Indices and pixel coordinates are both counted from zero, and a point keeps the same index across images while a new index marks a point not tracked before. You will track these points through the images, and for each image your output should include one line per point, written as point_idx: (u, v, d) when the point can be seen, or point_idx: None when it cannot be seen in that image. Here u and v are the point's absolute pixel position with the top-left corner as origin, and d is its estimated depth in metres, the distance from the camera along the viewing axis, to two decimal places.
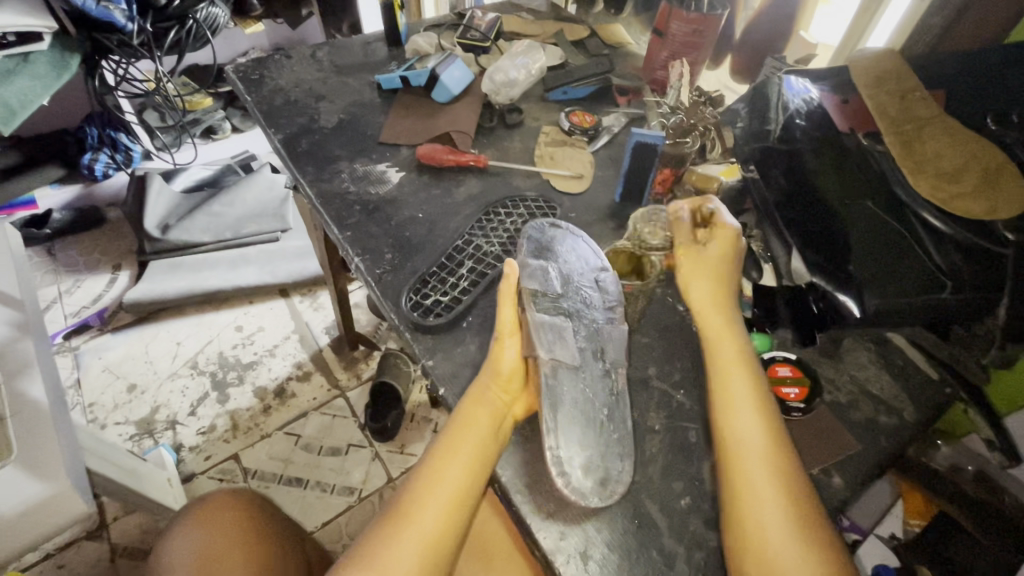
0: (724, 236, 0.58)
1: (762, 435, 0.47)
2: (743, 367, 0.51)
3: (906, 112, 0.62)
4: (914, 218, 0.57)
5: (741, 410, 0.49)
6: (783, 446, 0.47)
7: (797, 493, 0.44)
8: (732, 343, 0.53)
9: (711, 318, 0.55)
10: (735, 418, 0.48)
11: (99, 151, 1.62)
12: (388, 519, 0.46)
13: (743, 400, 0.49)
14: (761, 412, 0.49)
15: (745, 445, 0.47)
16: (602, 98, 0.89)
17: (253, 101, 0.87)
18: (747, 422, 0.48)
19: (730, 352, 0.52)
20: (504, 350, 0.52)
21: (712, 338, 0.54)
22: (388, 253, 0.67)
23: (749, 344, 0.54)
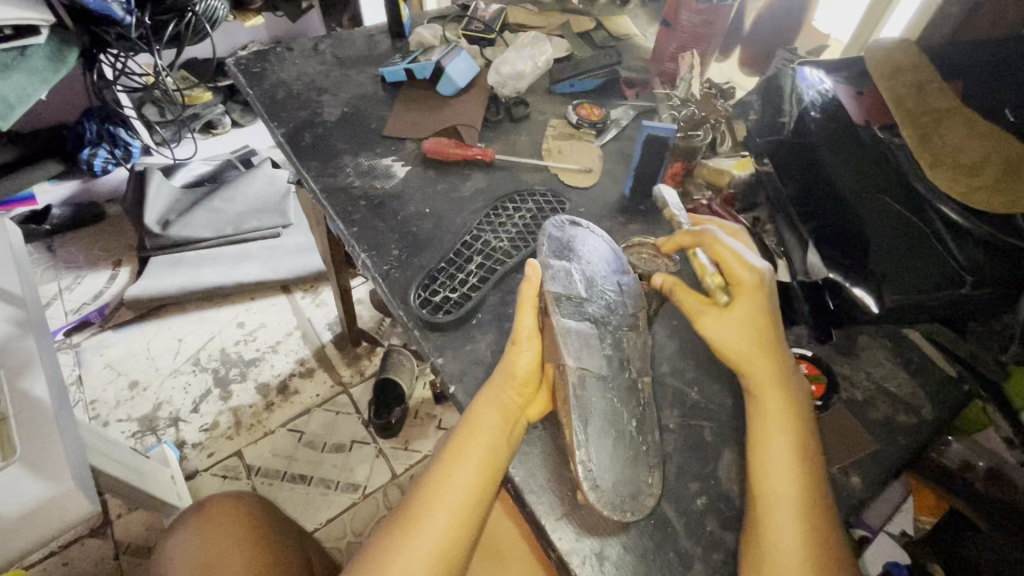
0: (749, 289, 0.49)
1: (793, 475, 0.45)
2: (789, 420, 0.47)
3: (925, 103, 0.60)
4: (931, 211, 0.56)
5: (782, 468, 0.45)
6: (822, 504, 0.45)
7: (823, 536, 0.43)
8: (779, 394, 0.48)
9: (755, 365, 0.49)
10: (776, 472, 0.45)
11: (98, 146, 1.60)
12: (398, 525, 0.45)
13: (785, 455, 0.46)
14: (795, 452, 0.46)
15: (784, 505, 0.44)
16: (610, 91, 0.88)
17: (255, 94, 0.85)
18: (781, 465, 0.45)
19: (774, 405, 0.48)
20: (521, 354, 0.50)
21: (759, 386, 0.49)
22: (394, 249, 0.66)
23: (791, 382, 0.49)
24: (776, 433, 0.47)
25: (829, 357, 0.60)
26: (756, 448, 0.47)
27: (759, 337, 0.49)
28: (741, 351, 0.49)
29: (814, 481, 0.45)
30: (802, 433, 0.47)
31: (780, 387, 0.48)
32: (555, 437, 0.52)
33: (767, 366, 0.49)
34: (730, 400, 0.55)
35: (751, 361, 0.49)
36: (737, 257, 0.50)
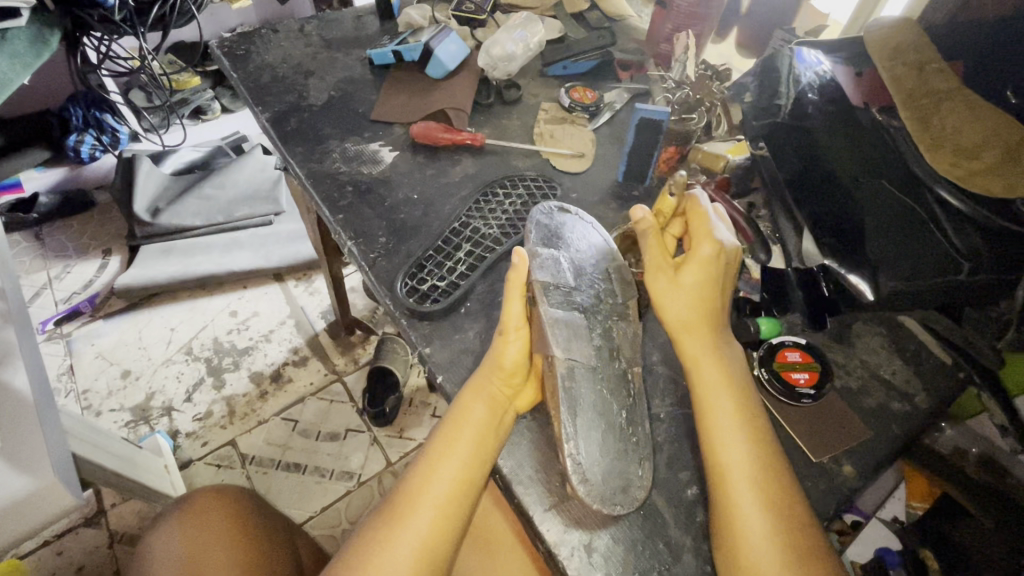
0: (699, 260, 0.50)
1: (748, 461, 0.44)
2: (729, 388, 0.48)
3: (925, 86, 0.59)
4: (926, 193, 0.55)
5: (727, 437, 0.46)
6: (779, 478, 0.44)
7: (788, 520, 0.42)
8: (716, 363, 0.49)
9: (690, 334, 0.50)
10: (724, 448, 0.45)
11: (84, 132, 1.56)
12: (383, 518, 0.44)
13: (729, 425, 0.46)
14: (748, 436, 0.46)
15: (737, 481, 0.44)
16: (604, 73, 0.86)
17: (239, 78, 0.83)
18: (734, 449, 0.45)
19: (711, 375, 0.49)
20: (509, 345, 0.49)
21: (693, 358, 0.49)
22: (382, 237, 0.64)
23: (734, 364, 0.50)
24: (713, 402, 0.47)
25: (823, 345, 0.59)
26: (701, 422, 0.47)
27: (704, 307, 0.50)
28: (680, 319, 0.50)
29: (772, 463, 0.45)
30: (742, 400, 0.48)
31: (717, 356, 0.49)
32: (545, 428, 0.51)
33: (701, 335, 0.50)
34: None
35: (686, 329, 0.50)
36: (706, 230, 0.51)
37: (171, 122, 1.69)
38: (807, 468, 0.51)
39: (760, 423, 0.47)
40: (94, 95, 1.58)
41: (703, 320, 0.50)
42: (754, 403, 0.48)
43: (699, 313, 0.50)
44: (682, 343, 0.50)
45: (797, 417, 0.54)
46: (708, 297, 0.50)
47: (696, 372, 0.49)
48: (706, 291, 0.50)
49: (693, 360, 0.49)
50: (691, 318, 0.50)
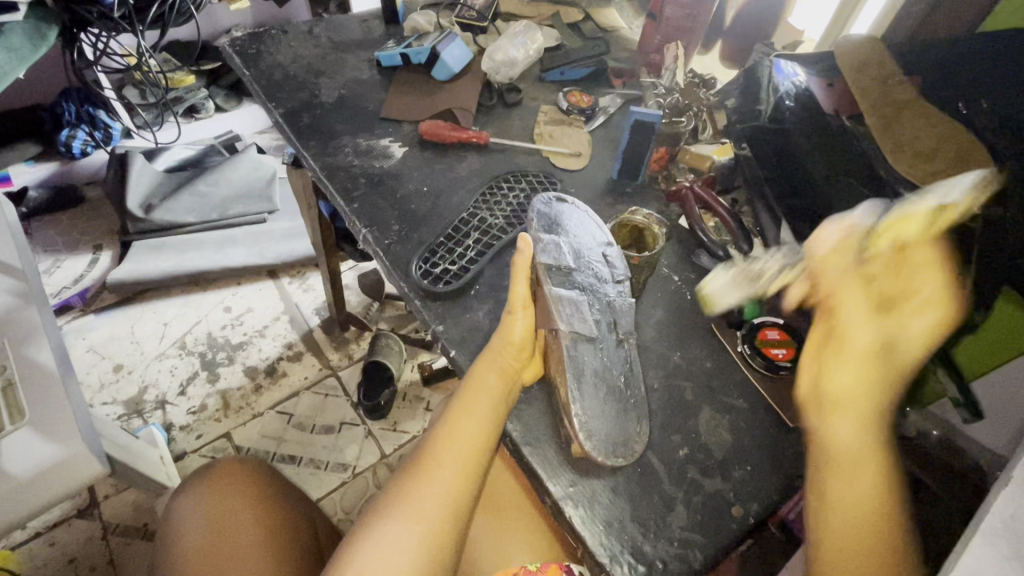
0: None
1: (859, 390, 0.46)
2: (881, 378, 0.46)
3: (890, 95, 0.65)
4: (891, 192, 0.59)
5: (857, 380, 0.46)
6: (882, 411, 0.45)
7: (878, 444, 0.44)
8: (884, 353, 0.46)
9: (879, 314, 0.47)
10: (838, 376, 0.46)
11: (76, 128, 1.55)
12: (410, 473, 0.50)
13: (857, 379, 0.46)
14: (871, 369, 0.46)
15: (842, 406, 0.46)
16: (598, 80, 0.91)
17: (252, 75, 0.87)
18: (850, 379, 0.46)
19: (872, 364, 0.46)
20: (517, 322, 0.54)
21: (845, 328, 0.48)
22: (394, 225, 0.69)
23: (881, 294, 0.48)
24: (841, 353, 0.47)
25: None
26: (817, 361, 0.48)
27: None
28: (856, 295, 0.48)
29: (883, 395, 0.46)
30: (885, 388, 0.46)
31: (890, 347, 0.46)
32: (550, 398, 0.56)
33: (889, 319, 0.47)
34: (708, 363, 0.60)
35: (851, 305, 0.48)
36: None
37: (166, 120, 1.70)
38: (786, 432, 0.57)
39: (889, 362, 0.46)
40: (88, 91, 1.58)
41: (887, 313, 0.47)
42: (893, 368, 0.46)
43: (894, 307, 0.47)
44: (843, 304, 0.49)
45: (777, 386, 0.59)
46: (908, 282, 0.48)
47: (859, 351, 0.46)
48: (915, 281, 0.48)
49: (845, 334, 0.48)
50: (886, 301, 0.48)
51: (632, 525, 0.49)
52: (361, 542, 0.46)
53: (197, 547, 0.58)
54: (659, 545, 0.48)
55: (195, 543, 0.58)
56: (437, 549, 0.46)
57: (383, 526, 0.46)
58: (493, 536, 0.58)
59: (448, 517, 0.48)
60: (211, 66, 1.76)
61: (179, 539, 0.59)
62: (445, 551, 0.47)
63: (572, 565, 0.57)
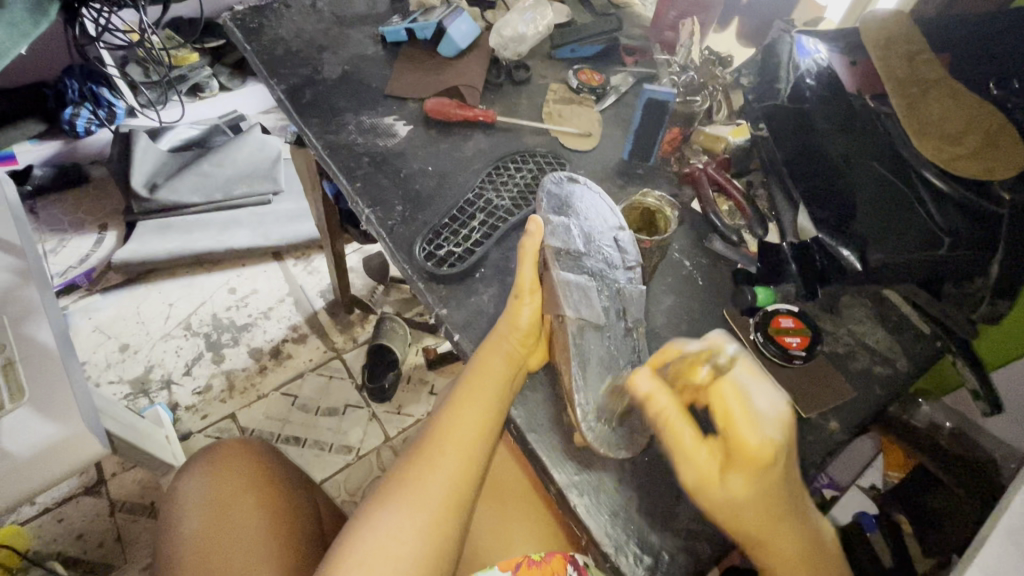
0: None
1: (744, 488, 0.41)
2: (766, 516, 0.42)
3: (915, 75, 0.61)
4: (914, 175, 0.58)
5: (734, 474, 0.42)
6: (774, 496, 0.42)
7: (784, 523, 0.42)
8: (755, 498, 0.42)
9: (734, 470, 0.42)
10: (718, 479, 0.42)
11: (80, 106, 1.55)
12: (412, 459, 0.49)
13: (735, 477, 0.42)
14: (744, 467, 0.41)
15: (732, 504, 0.42)
16: (610, 58, 0.88)
17: (254, 50, 0.84)
18: (731, 480, 0.42)
19: (752, 511, 0.42)
20: (523, 308, 0.52)
21: (704, 481, 0.43)
22: (398, 206, 0.67)
23: (730, 385, 0.43)
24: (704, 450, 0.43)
25: (814, 314, 0.63)
26: (685, 462, 0.43)
27: None
28: (680, 430, 0.44)
29: (769, 480, 0.42)
30: (776, 520, 0.42)
31: (755, 497, 0.41)
32: (555, 384, 0.54)
33: (746, 477, 0.41)
34: None
35: (681, 458, 0.43)
36: None
37: (170, 98, 1.67)
38: (798, 422, 0.56)
39: (763, 453, 0.40)
40: (91, 68, 1.57)
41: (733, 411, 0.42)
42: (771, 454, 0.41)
43: (742, 457, 0.41)
44: (682, 450, 0.44)
45: (786, 376, 0.58)
46: (744, 423, 0.41)
47: (727, 505, 0.42)
48: (747, 426, 0.41)
49: (717, 491, 0.42)
50: (732, 452, 0.42)
51: (638, 515, 0.48)
52: (362, 530, 0.45)
53: (199, 529, 0.57)
54: (666, 536, 0.47)
55: (197, 523, 0.58)
56: (439, 538, 0.45)
57: (383, 514, 0.46)
58: (497, 524, 0.58)
59: (453, 504, 0.47)
60: (214, 43, 1.72)
61: (181, 519, 0.59)
62: (447, 541, 0.46)
63: (577, 554, 0.56)
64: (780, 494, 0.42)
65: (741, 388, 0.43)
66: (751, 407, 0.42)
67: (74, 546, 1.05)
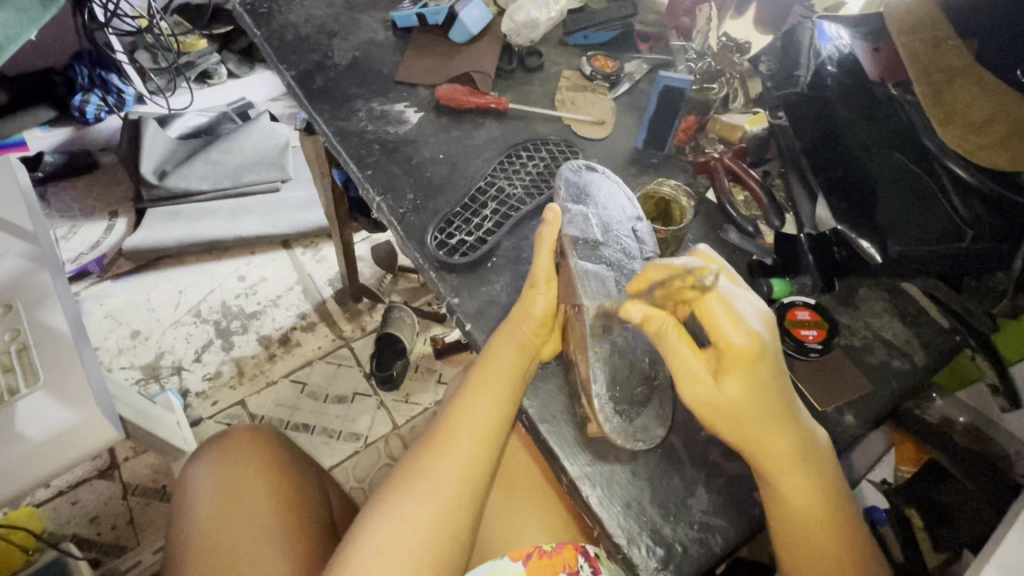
0: None
1: (740, 390, 0.42)
2: (764, 414, 0.43)
3: (940, 61, 0.59)
4: (937, 166, 0.58)
5: (729, 379, 0.42)
6: (770, 398, 0.43)
7: (782, 425, 0.43)
8: (751, 399, 0.42)
9: (727, 373, 0.42)
10: (715, 385, 0.43)
11: (90, 92, 1.56)
12: (426, 448, 0.49)
13: (731, 380, 0.42)
14: (738, 371, 0.42)
15: (732, 408, 0.43)
16: (624, 44, 0.86)
17: (263, 36, 0.83)
18: (727, 384, 0.42)
19: (750, 412, 0.43)
20: (538, 297, 0.51)
21: (703, 390, 0.43)
22: (410, 194, 0.66)
23: (714, 296, 0.42)
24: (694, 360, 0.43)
25: (831, 307, 0.62)
26: (678, 373, 0.44)
27: None
28: (676, 348, 0.44)
29: (764, 384, 0.42)
30: (774, 418, 0.43)
31: (750, 397, 0.42)
32: (568, 375, 0.54)
33: (742, 378, 0.42)
34: None
35: (682, 372, 0.44)
36: None
37: (179, 85, 1.68)
38: (813, 416, 0.55)
39: (756, 354, 0.41)
40: (100, 54, 1.57)
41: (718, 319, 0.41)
42: (760, 356, 0.41)
43: (733, 357, 0.41)
44: (680, 364, 0.44)
45: (801, 369, 0.57)
46: (728, 326, 0.41)
47: (725, 408, 0.43)
48: (729, 328, 0.41)
49: (714, 395, 0.43)
50: (724, 357, 0.42)
51: (651, 507, 0.48)
52: (375, 519, 0.45)
53: (211, 514, 0.58)
54: (679, 528, 0.47)
55: (209, 510, 0.58)
56: (453, 527, 0.46)
57: (397, 504, 0.46)
58: (507, 512, 0.58)
59: (466, 492, 0.47)
60: (222, 30, 1.71)
61: (192, 507, 0.59)
62: (461, 529, 0.46)
63: (587, 544, 0.56)
64: (775, 394, 0.43)
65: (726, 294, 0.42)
66: (736, 311, 0.42)
67: (88, 529, 1.07)
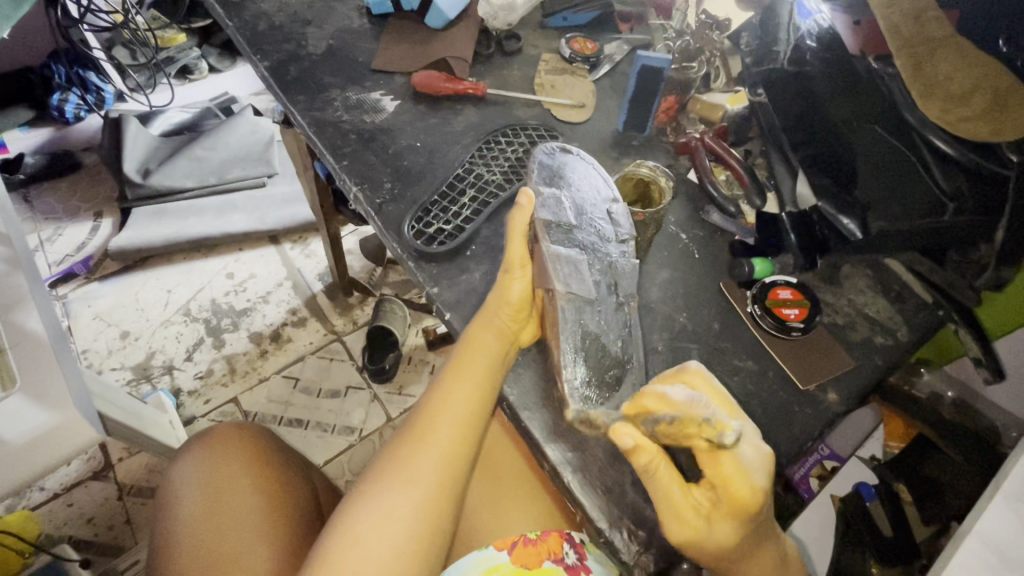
0: None
1: (730, 535, 0.43)
2: (745, 552, 0.44)
3: (921, 32, 0.54)
4: (919, 139, 0.54)
5: (720, 522, 0.43)
6: (753, 536, 0.44)
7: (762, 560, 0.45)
8: (737, 541, 0.43)
9: (720, 519, 0.43)
10: (708, 532, 0.43)
11: (68, 90, 1.53)
12: (404, 438, 0.48)
13: (721, 525, 0.43)
14: (731, 517, 0.43)
15: (719, 552, 0.43)
16: (604, 25, 0.85)
17: (235, 26, 0.81)
18: (719, 531, 0.43)
19: (733, 552, 0.44)
20: (514, 283, 0.51)
21: (690, 533, 0.43)
22: (387, 182, 0.65)
23: (728, 451, 0.43)
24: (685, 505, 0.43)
25: (813, 285, 0.62)
26: (669, 518, 0.43)
27: None
28: (668, 484, 0.43)
29: (751, 528, 0.44)
30: (754, 555, 0.45)
31: (738, 540, 0.43)
32: (548, 361, 0.54)
33: (733, 522, 0.43)
34: (715, 324, 0.59)
35: (671, 512, 0.43)
36: None
37: (159, 82, 1.66)
38: (797, 395, 0.55)
39: (753, 503, 0.42)
40: (76, 51, 1.55)
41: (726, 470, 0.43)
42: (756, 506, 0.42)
43: (732, 504, 0.42)
44: (668, 502, 0.43)
45: (784, 347, 0.57)
46: (735, 475, 0.42)
47: (710, 549, 0.43)
48: (736, 479, 0.42)
49: (705, 540, 0.43)
50: (720, 500, 0.43)
51: (633, 490, 0.48)
52: (353, 513, 0.45)
53: (196, 512, 0.58)
54: (661, 511, 0.47)
55: (193, 508, 0.58)
56: (433, 519, 0.45)
57: (376, 495, 0.45)
58: (491, 499, 0.58)
59: (447, 482, 0.47)
60: (201, 23, 1.67)
61: (176, 506, 0.59)
62: (442, 520, 0.46)
63: (572, 531, 0.56)
64: (756, 532, 0.45)
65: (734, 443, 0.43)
66: (741, 461, 0.43)
67: (84, 530, 1.07)
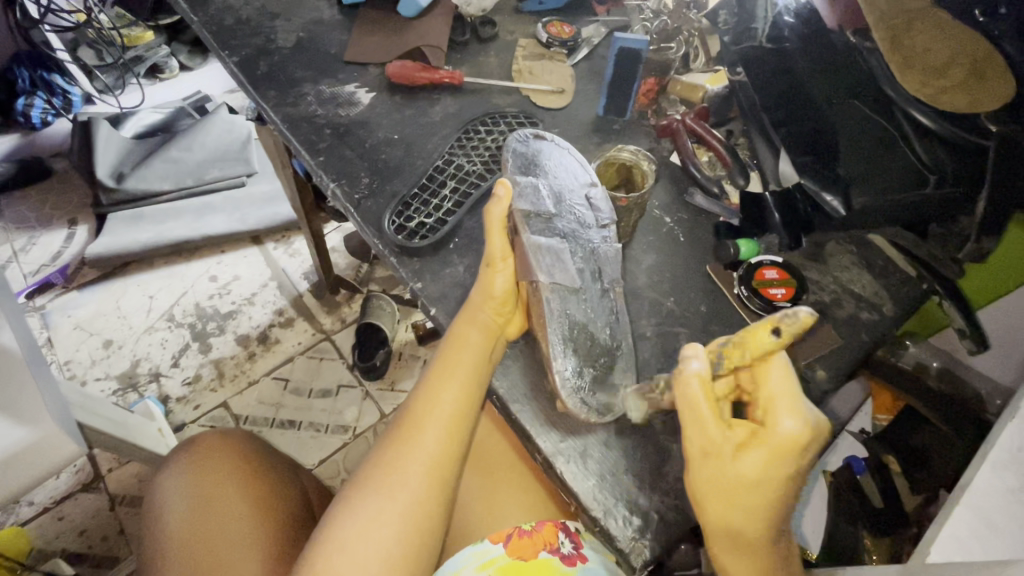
0: None
1: (757, 475, 0.41)
2: (767, 510, 0.41)
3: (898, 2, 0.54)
4: (899, 114, 0.56)
5: (746, 461, 0.41)
6: (780, 500, 0.41)
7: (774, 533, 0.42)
8: (763, 482, 0.41)
9: (750, 450, 0.41)
10: (734, 459, 0.41)
11: (33, 94, 1.47)
12: (392, 440, 0.48)
13: (751, 461, 0.41)
14: (765, 459, 0.40)
15: (742, 488, 0.41)
16: (580, 8, 0.83)
17: (201, 21, 0.78)
18: (747, 463, 0.41)
19: (756, 497, 0.41)
20: (497, 276, 0.51)
21: (712, 445, 0.42)
22: (364, 177, 0.64)
23: (792, 381, 0.42)
24: (709, 429, 0.42)
25: (799, 264, 0.62)
26: (694, 427, 0.43)
27: None
28: (702, 403, 0.42)
29: (784, 488, 0.41)
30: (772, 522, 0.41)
31: (765, 481, 0.40)
32: (536, 353, 0.53)
33: (764, 462, 0.40)
34: (702, 307, 0.59)
35: (697, 424, 0.42)
36: None
37: (128, 82, 1.62)
38: None
39: (797, 453, 0.40)
40: (40, 54, 1.50)
41: (776, 409, 0.41)
42: (794, 461, 0.40)
43: (775, 445, 0.40)
44: (697, 416, 0.43)
45: None
46: (786, 411, 0.41)
47: (732, 480, 0.41)
48: (785, 414, 0.41)
49: (726, 467, 0.41)
50: (762, 435, 0.41)
51: (627, 477, 0.48)
52: (340, 519, 0.44)
53: (184, 524, 0.57)
54: (655, 496, 0.47)
55: (181, 520, 0.57)
56: (423, 520, 0.45)
57: (364, 500, 0.45)
58: (485, 493, 0.58)
59: (435, 483, 0.46)
60: (169, 20, 1.62)
61: (163, 518, 0.58)
62: (432, 519, 0.46)
63: (567, 519, 0.56)
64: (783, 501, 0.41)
65: (795, 381, 0.42)
66: (798, 402, 0.41)
67: (76, 543, 1.05)
